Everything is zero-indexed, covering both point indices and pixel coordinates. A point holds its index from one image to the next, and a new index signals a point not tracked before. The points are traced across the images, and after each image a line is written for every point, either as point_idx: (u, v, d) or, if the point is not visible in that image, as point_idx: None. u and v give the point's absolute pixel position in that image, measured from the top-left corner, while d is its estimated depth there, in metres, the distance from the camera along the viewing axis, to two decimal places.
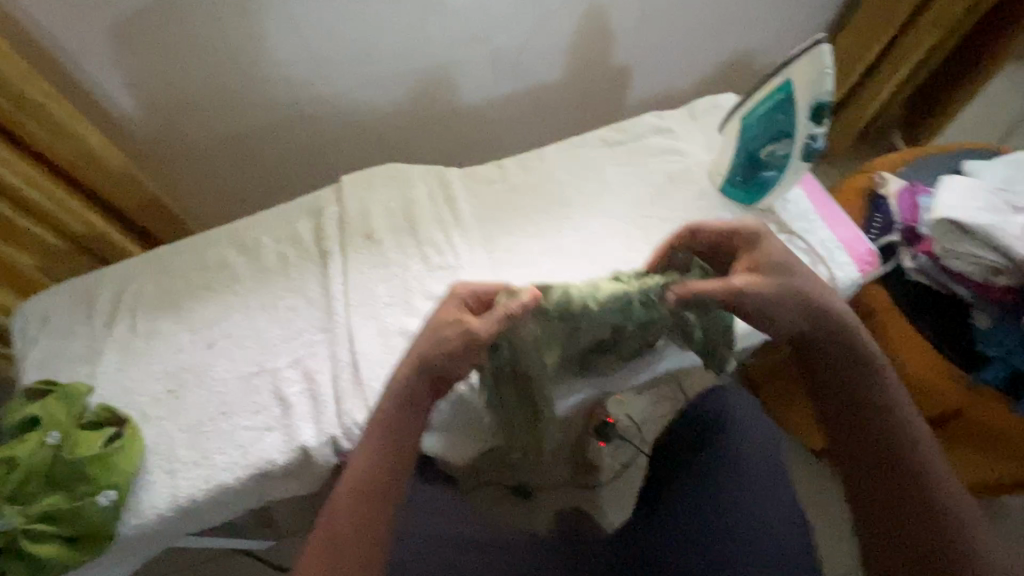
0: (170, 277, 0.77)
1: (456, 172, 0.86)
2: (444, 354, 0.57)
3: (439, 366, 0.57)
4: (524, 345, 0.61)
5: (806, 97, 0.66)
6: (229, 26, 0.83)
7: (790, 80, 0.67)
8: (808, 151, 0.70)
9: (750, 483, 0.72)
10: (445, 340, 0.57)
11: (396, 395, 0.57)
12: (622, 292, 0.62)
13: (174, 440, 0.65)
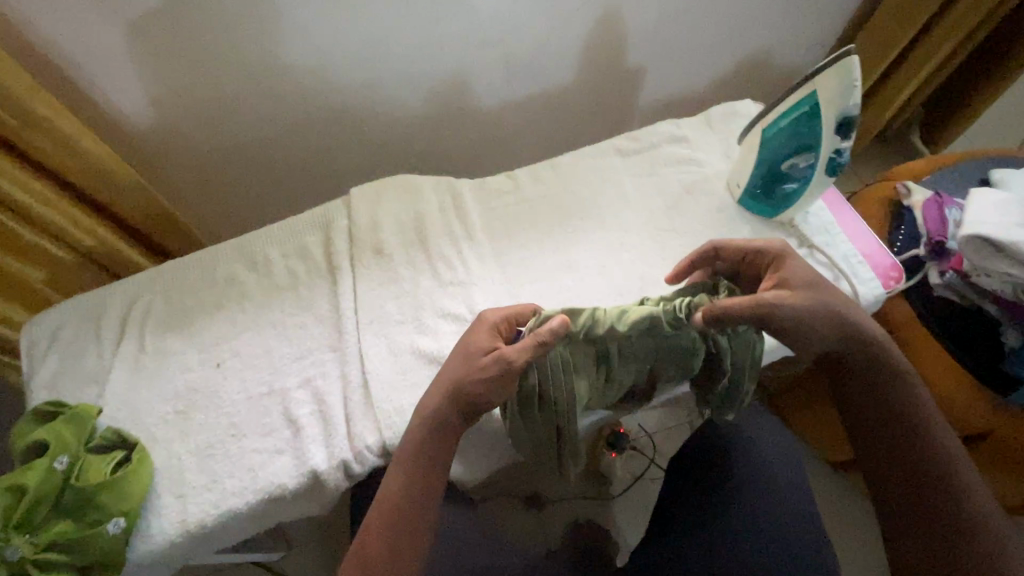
0: (178, 294, 0.76)
1: (467, 183, 0.84)
2: (480, 374, 0.57)
3: (474, 389, 0.57)
4: (552, 370, 0.61)
5: (833, 110, 0.63)
6: (235, 36, 0.81)
7: (813, 92, 0.64)
8: (832, 164, 0.68)
9: (768, 507, 0.71)
10: (479, 364, 0.58)
11: (426, 413, 0.58)
12: (649, 315, 0.61)
13: (184, 464, 0.64)
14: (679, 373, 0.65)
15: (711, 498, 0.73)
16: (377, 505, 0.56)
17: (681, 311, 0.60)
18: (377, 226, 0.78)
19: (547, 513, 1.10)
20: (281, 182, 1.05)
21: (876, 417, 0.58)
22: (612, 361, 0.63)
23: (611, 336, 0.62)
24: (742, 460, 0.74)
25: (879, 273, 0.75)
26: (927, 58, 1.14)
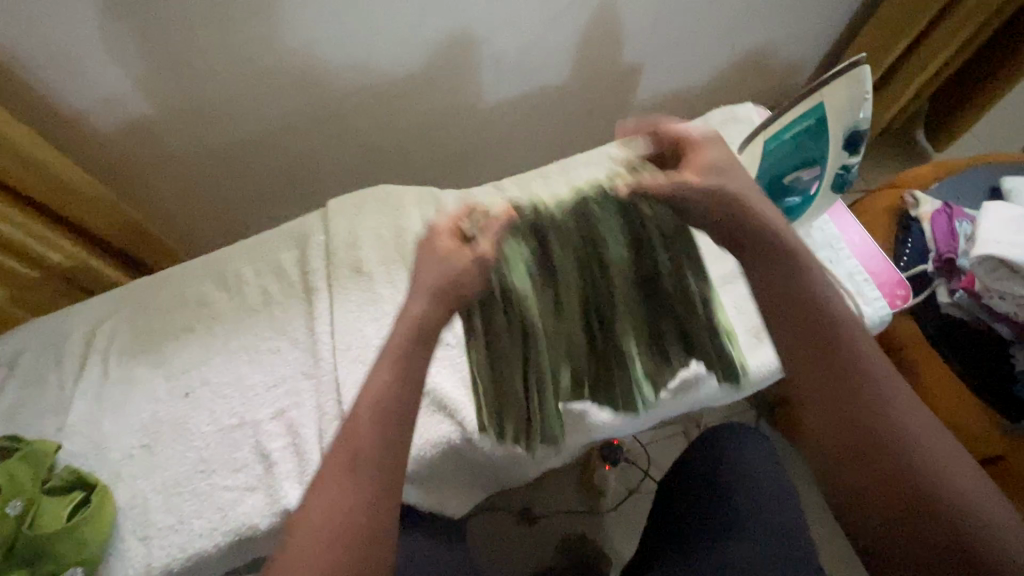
0: (145, 317, 0.72)
1: (451, 195, 0.79)
2: (427, 266, 0.48)
3: (428, 278, 0.47)
4: (509, 278, 0.50)
5: (841, 124, 0.60)
6: (206, 38, 0.75)
7: (820, 104, 0.60)
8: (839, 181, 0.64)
9: (754, 534, 0.66)
10: (435, 250, 0.49)
11: (405, 335, 0.46)
12: (575, 197, 0.52)
13: (149, 503, 0.60)
14: (641, 277, 0.55)
15: (698, 523, 0.69)
16: (323, 488, 0.41)
17: (608, 192, 0.52)
18: (355, 242, 0.74)
19: (538, 530, 1.05)
20: (259, 189, 1.01)
21: (810, 367, 0.46)
22: (559, 262, 0.53)
23: (557, 232, 0.52)
24: (730, 483, 0.70)
25: (885, 292, 0.70)
26: (935, 55, 1.09)
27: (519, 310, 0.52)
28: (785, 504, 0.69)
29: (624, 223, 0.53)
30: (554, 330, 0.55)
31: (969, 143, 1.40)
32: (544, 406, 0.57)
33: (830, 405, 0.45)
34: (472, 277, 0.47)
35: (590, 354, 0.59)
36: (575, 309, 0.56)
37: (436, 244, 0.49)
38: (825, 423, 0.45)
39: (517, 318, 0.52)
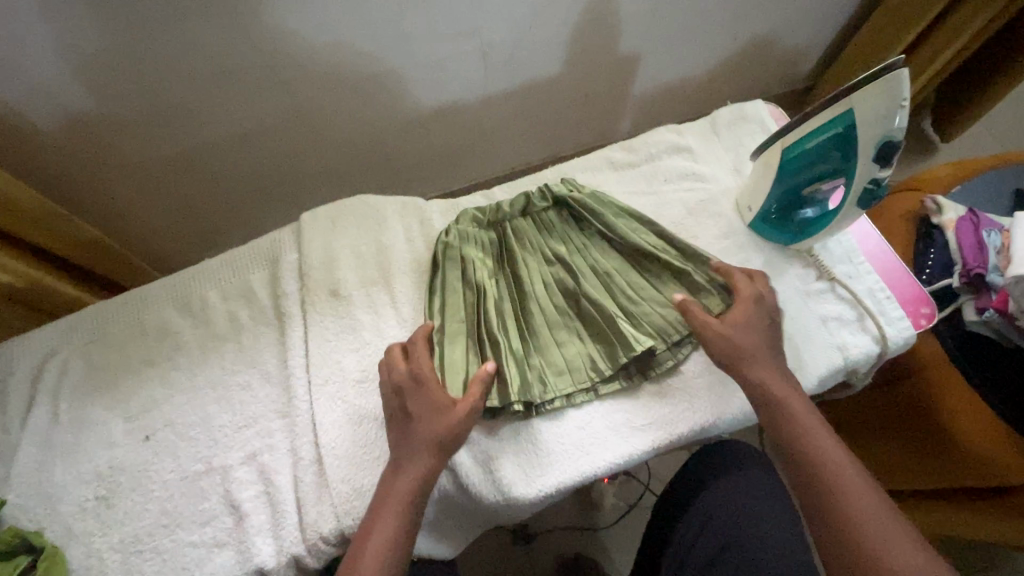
0: (99, 349, 0.65)
1: (437, 206, 0.73)
2: (408, 398, 0.54)
3: (410, 412, 0.53)
4: (467, 259, 0.66)
5: (872, 134, 0.52)
6: (159, 38, 0.66)
7: (850, 111, 0.53)
8: (868, 197, 0.57)
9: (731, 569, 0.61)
10: (421, 387, 0.54)
11: (413, 493, 0.51)
12: (521, 195, 0.71)
13: (107, 563, 0.54)
14: (587, 257, 0.68)
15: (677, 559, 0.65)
16: None
17: (546, 194, 0.70)
18: (332, 262, 0.67)
19: (535, 548, 1.01)
20: (230, 194, 0.93)
21: (834, 531, 0.47)
22: (510, 243, 0.68)
23: (510, 222, 0.70)
24: (708, 513, 0.66)
25: (908, 310, 0.65)
26: (950, 42, 1.02)
27: (480, 281, 0.65)
28: (775, 535, 0.62)
29: (561, 214, 0.71)
30: (517, 296, 0.65)
31: (976, 133, 1.35)
32: (520, 361, 0.60)
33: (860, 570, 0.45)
34: (454, 416, 0.53)
35: (559, 318, 0.64)
36: (529, 281, 0.66)
37: (408, 378, 0.54)
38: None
39: (475, 283, 0.65)
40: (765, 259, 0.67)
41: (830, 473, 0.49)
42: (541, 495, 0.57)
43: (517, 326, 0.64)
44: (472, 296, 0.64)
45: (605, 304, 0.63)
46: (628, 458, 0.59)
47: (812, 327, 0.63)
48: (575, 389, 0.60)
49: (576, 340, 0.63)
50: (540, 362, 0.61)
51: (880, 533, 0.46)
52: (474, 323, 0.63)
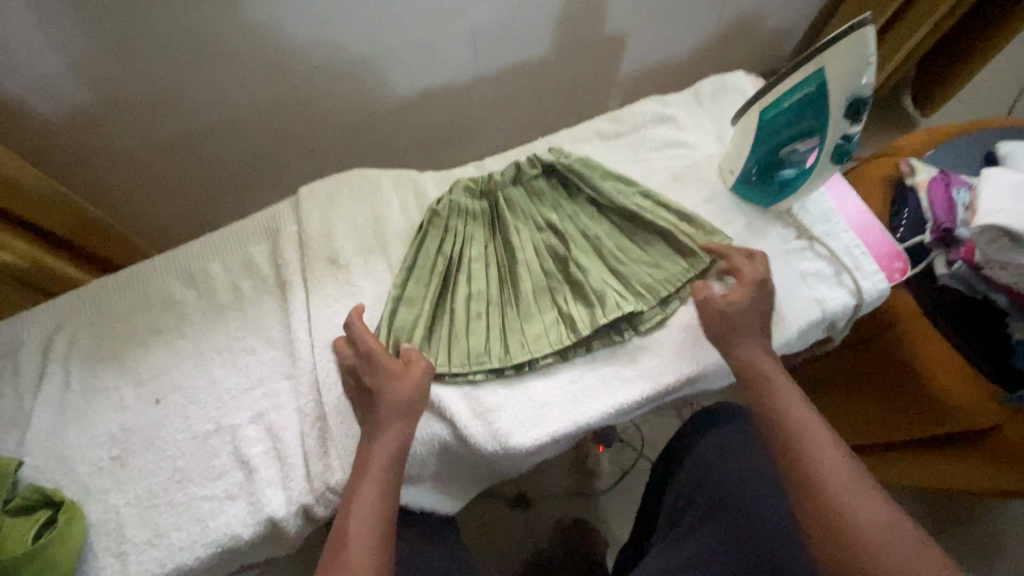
0: (107, 319, 0.67)
1: (430, 178, 0.75)
2: (367, 373, 0.57)
3: (370, 386, 0.56)
4: (457, 225, 0.69)
5: (841, 90, 0.55)
6: (155, 20, 0.67)
7: (821, 70, 0.56)
8: (840, 151, 0.59)
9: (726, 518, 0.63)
10: (374, 362, 0.57)
11: (391, 449, 0.54)
12: (512, 164, 0.73)
13: (123, 518, 0.57)
14: (575, 222, 0.70)
15: (676, 514, 0.68)
16: None
17: (538, 161, 0.73)
18: (331, 233, 0.69)
19: (534, 513, 1.05)
20: (229, 176, 0.95)
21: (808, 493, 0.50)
22: (501, 209, 0.71)
23: (499, 188, 0.72)
24: (700, 467, 0.68)
25: (882, 265, 0.69)
26: (925, 18, 1.05)
27: (469, 249, 0.68)
28: (767, 485, 0.65)
29: (552, 182, 0.73)
30: (506, 262, 0.68)
31: (955, 108, 1.38)
32: (505, 325, 0.64)
33: (829, 528, 0.48)
34: (408, 383, 0.56)
35: (544, 282, 0.67)
36: (519, 246, 0.68)
37: (363, 360, 0.58)
38: (828, 548, 0.48)
39: (460, 251, 0.68)
40: (746, 221, 0.70)
41: (807, 440, 0.52)
42: (536, 444, 0.60)
43: (503, 291, 0.67)
44: (460, 264, 0.67)
45: (588, 268, 0.66)
46: (616, 409, 0.62)
47: (791, 282, 0.66)
48: (553, 349, 0.62)
49: (562, 303, 0.65)
50: (522, 327, 0.64)
51: (850, 493, 0.49)
52: (454, 289, 0.66)
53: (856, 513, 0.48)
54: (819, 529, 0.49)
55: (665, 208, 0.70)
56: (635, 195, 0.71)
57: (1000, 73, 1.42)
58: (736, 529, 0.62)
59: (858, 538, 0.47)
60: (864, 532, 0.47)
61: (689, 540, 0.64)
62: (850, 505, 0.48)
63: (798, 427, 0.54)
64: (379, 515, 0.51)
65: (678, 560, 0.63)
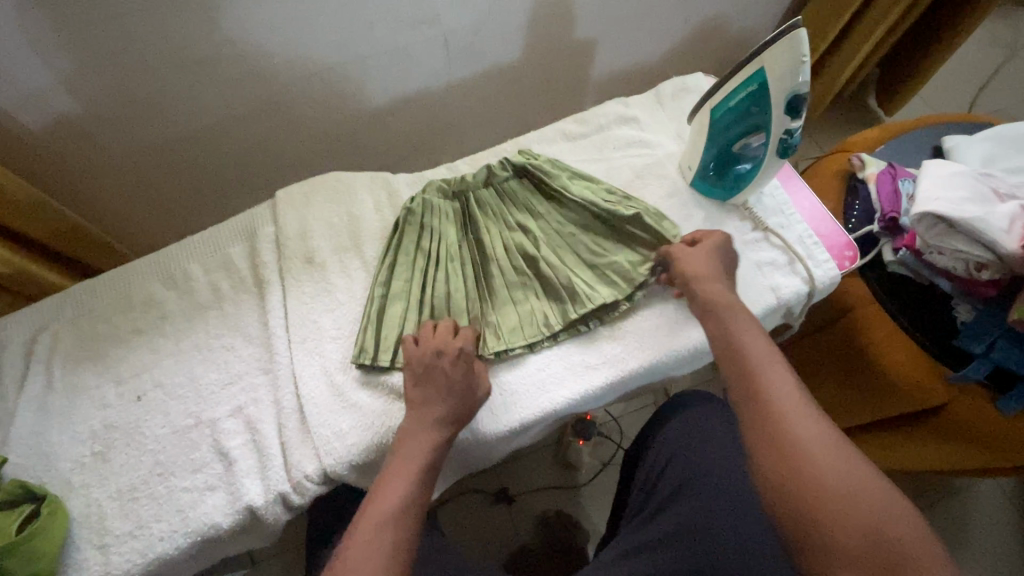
0: (89, 320, 0.69)
1: (403, 178, 0.78)
2: (451, 365, 0.58)
3: (453, 380, 0.58)
4: (431, 225, 0.72)
5: (781, 89, 0.60)
6: (135, 32, 0.70)
7: (762, 69, 0.60)
8: (784, 146, 0.64)
9: (689, 500, 0.65)
10: (461, 361, 0.59)
11: (440, 419, 0.56)
12: (484, 167, 0.76)
13: (105, 510, 0.59)
14: (545, 222, 0.73)
15: (644, 496, 0.71)
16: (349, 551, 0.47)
17: (509, 163, 0.76)
18: (307, 233, 0.72)
19: (517, 507, 1.07)
20: (210, 183, 0.97)
21: (753, 413, 0.51)
22: (473, 209, 0.74)
23: (471, 190, 0.75)
24: (665, 451, 0.71)
25: (834, 254, 0.72)
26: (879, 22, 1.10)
27: (442, 246, 0.71)
28: (731, 465, 0.67)
29: (523, 183, 0.76)
30: (479, 260, 0.71)
31: (918, 105, 1.44)
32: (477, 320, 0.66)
33: (770, 444, 0.49)
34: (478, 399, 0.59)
35: (515, 279, 0.69)
36: (490, 245, 0.71)
37: (455, 354, 0.59)
38: (765, 464, 0.49)
39: (434, 250, 0.70)
40: (705, 214, 0.74)
41: (759, 366, 0.54)
42: (507, 430, 0.63)
43: (475, 287, 0.69)
44: (435, 261, 0.70)
45: (557, 268, 0.69)
46: (581, 395, 0.65)
47: (747, 272, 0.70)
48: (524, 344, 0.65)
49: (533, 299, 0.68)
50: (495, 320, 0.67)
51: (795, 414, 0.50)
52: (428, 285, 0.68)
53: (797, 431, 0.49)
54: (760, 446, 0.50)
55: (630, 202, 0.73)
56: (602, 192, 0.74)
57: (959, 72, 1.48)
58: (698, 512, 0.64)
59: (796, 454, 0.47)
60: (800, 445, 0.48)
61: (654, 521, 0.67)
62: (793, 424, 0.49)
63: (752, 354, 0.55)
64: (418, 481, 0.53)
65: (644, 539, 0.66)
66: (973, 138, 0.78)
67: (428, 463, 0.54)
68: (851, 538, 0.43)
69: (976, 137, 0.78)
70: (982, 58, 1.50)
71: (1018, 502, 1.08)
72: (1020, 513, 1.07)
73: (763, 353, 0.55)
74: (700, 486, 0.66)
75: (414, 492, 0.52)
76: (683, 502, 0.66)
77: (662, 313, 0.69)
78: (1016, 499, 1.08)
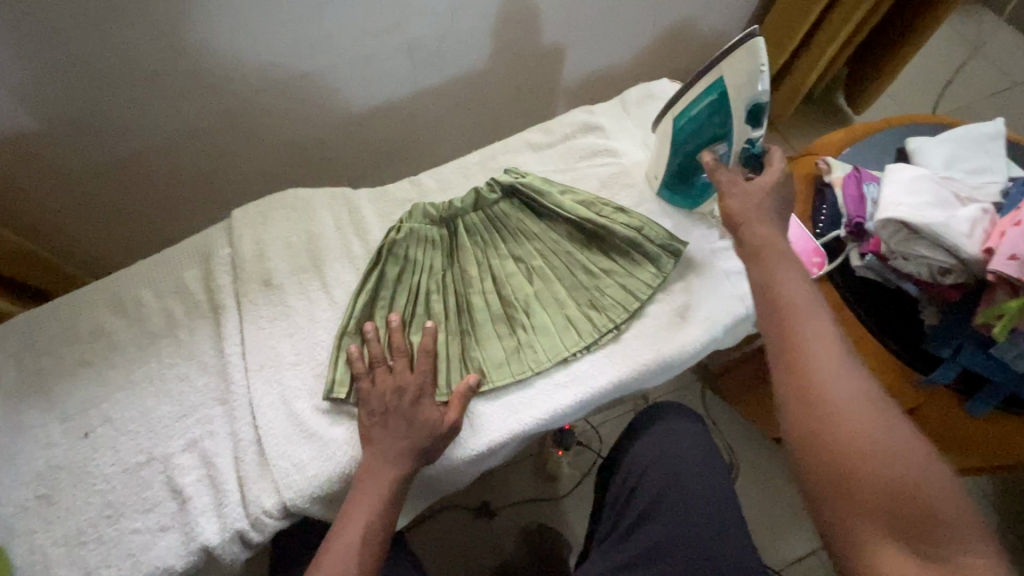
0: (33, 354, 0.65)
1: (365, 193, 0.76)
2: (408, 405, 0.58)
3: (410, 417, 0.57)
4: (414, 257, 0.69)
5: (741, 98, 0.60)
6: (77, 44, 0.67)
7: (721, 79, 0.60)
8: (747, 156, 0.65)
9: (668, 517, 0.65)
10: (420, 398, 0.58)
11: (407, 445, 0.56)
12: (471, 192, 0.72)
13: (50, 557, 0.56)
14: (536, 251, 0.71)
15: (617, 514, 0.69)
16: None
17: (497, 186, 0.73)
18: (264, 254, 0.69)
19: (498, 521, 1.05)
20: (168, 201, 0.93)
21: (791, 373, 0.47)
22: (460, 238, 0.71)
23: (458, 216, 0.72)
24: (638, 467, 0.69)
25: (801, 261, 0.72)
26: (843, 24, 1.10)
27: (425, 280, 0.68)
28: (709, 481, 0.67)
29: (514, 205, 0.73)
30: (462, 292, 0.68)
31: (886, 104, 1.45)
32: (461, 356, 0.64)
33: (808, 414, 0.45)
34: (447, 424, 0.57)
35: (502, 312, 0.67)
36: (477, 275, 0.69)
37: (415, 391, 0.58)
38: (808, 437, 0.45)
39: (416, 283, 0.68)
40: (673, 224, 0.73)
41: (800, 320, 0.48)
42: (473, 456, 0.60)
43: (460, 321, 0.66)
44: (418, 295, 0.67)
45: (545, 303, 0.67)
46: (553, 414, 0.62)
47: (714, 281, 0.69)
48: (513, 379, 0.62)
49: (522, 332, 0.65)
50: (481, 355, 0.64)
51: (835, 373, 0.46)
52: (410, 322, 0.66)
53: (836, 394, 0.45)
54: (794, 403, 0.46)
55: (623, 216, 0.71)
56: (598, 206, 0.72)
57: (924, 71, 1.50)
58: (678, 529, 0.64)
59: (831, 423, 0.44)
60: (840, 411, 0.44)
61: (628, 541, 0.66)
62: (835, 392, 0.45)
63: (794, 303, 0.50)
64: (385, 510, 0.54)
65: (621, 560, 0.64)
66: (936, 140, 0.78)
67: (390, 497, 0.54)
68: (899, 543, 0.40)
69: (939, 138, 0.78)
70: (946, 55, 1.53)
71: (988, 494, 1.10)
72: (992, 506, 1.09)
73: (802, 300, 0.50)
74: (676, 503, 0.65)
75: (355, 546, 0.52)
76: (660, 521, 0.65)
77: (652, 337, 0.66)
78: (987, 492, 1.10)
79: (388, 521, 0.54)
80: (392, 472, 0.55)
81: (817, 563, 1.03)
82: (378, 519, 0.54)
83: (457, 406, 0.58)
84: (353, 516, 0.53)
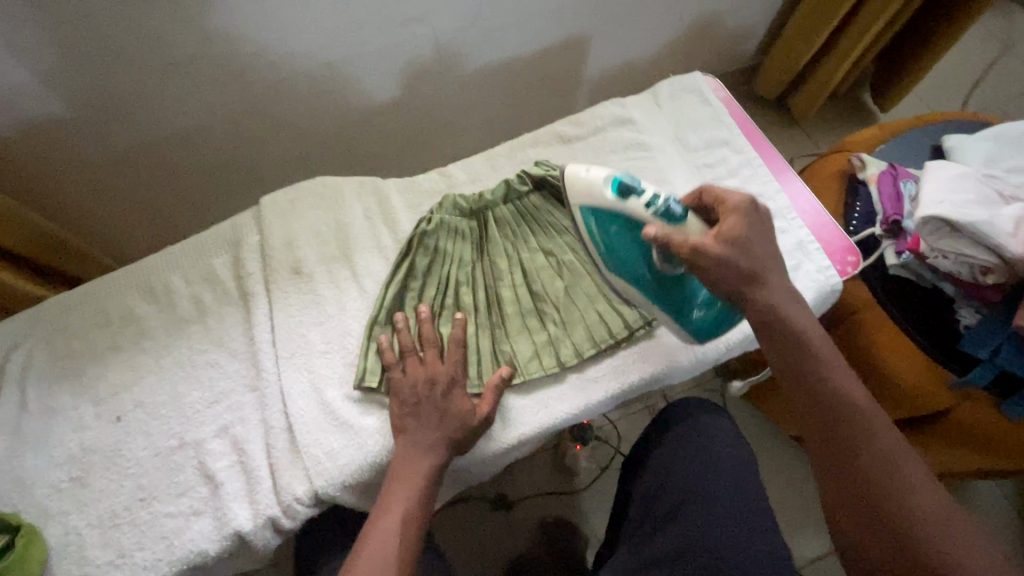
0: (65, 337, 0.65)
1: (393, 183, 0.75)
2: (442, 395, 0.57)
3: (443, 407, 0.57)
4: (445, 248, 0.69)
5: (608, 200, 0.60)
6: (111, 30, 0.66)
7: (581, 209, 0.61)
8: (670, 215, 0.57)
9: (700, 512, 0.64)
10: (452, 390, 0.58)
11: (443, 435, 0.56)
12: (501, 184, 0.71)
13: (84, 539, 0.56)
14: (566, 245, 0.70)
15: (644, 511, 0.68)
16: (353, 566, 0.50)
17: (528, 178, 0.72)
18: (294, 243, 0.69)
19: (515, 515, 1.05)
20: (193, 187, 0.93)
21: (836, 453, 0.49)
22: (490, 230, 0.71)
23: (488, 208, 0.72)
24: (667, 463, 0.69)
25: (837, 259, 0.71)
26: (873, 20, 1.07)
27: (455, 271, 0.68)
28: (739, 478, 0.67)
29: (544, 198, 0.73)
30: (492, 284, 0.68)
31: (913, 102, 1.42)
32: (491, 348, 0.64)
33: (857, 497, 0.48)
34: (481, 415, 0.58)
35: (532, 305, 0.66)
36: (508, 268, 0.68)
37: (447, 382, 0.58)
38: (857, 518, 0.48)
39: (445, 274, 0.67)
40: None
41: (842, 402, 0.50)
42: (506, 448, 0.60)
43: (489, 313, 0.66)
44: (447, 286, 0.67)
45: (576, 298, 0.67)
46: (583, 409, 0.62)
47: None
48: (543, 372, 0.62)
49: (552, 326, 0.65)
50: (512, 348, 0.64)
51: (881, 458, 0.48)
52: (439, 314, 0.65)
53: (881, 478, 0.47)
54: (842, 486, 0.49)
55: None
56: None
57: (950, 68, 1.47)
58: (711, 524, 0.63)
59: (880, 506, 0.47)
60: (886, 495, 0.47)
61: (658, 536, 0.65)
62: (882, 476, 0.47)
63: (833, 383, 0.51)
64: (422, 499, 0.54)
65: (652, 555, 0.64)
66: (975, 138, 0.77)
67: (426, 485, 0.54)
68: None
69: (978, 137, 0.76)
70: (973, 53, 1.50)
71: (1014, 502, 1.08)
72: None
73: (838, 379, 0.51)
74: (708, 498, 0.65)
75: (394, 535, 0.52)
76: (691, 516, 0.64)
77: None
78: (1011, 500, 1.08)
79: (424, 510, 0.54)
80: (428, 461, 0.55)
81: (836, 563, 1.02)
82: (415, 507, 0.54)
83: (489, 400, 0.58)
84: (391, 504, 0.53)
